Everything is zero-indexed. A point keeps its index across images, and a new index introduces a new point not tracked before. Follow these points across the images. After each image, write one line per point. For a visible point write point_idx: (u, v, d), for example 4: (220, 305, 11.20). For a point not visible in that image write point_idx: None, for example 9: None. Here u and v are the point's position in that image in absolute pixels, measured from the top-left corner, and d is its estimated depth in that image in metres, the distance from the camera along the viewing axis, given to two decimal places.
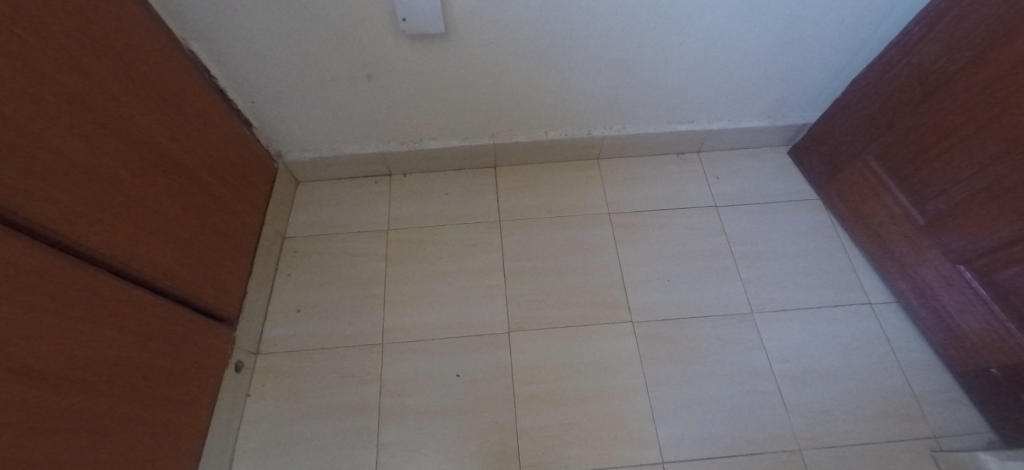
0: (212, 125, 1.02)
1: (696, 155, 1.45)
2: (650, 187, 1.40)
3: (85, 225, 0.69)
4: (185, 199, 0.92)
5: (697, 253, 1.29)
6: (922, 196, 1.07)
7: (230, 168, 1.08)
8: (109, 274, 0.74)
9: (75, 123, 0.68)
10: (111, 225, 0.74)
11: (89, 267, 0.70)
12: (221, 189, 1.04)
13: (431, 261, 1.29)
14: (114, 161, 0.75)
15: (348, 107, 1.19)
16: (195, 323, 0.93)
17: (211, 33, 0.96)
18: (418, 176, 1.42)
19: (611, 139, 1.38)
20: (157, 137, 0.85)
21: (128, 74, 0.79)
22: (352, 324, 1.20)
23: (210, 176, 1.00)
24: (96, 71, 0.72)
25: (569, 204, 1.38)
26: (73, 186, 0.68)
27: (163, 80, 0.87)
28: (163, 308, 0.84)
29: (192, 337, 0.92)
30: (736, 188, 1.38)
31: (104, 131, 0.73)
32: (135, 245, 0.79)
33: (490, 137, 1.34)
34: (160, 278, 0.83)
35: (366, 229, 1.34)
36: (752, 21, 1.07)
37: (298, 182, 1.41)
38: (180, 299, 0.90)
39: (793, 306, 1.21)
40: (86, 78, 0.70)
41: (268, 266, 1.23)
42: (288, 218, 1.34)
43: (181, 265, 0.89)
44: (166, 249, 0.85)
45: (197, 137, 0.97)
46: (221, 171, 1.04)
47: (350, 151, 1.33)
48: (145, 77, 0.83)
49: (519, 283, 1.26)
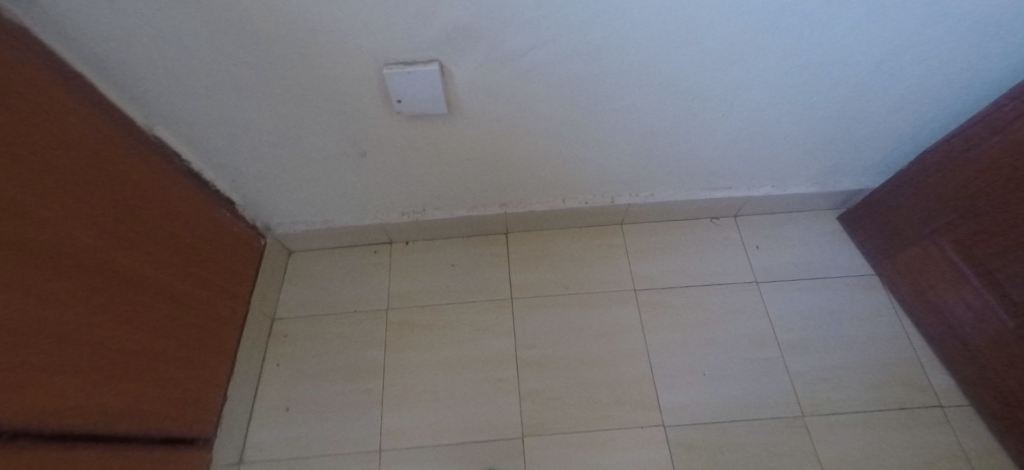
0: (186, 219, 0.89)
1: (732, 220, 1.30)
2: (681, 258, 1.25)
3: (28, 397, 0.57)
4: (150, 317, 0.79)
5: (736, 339, 1.14)
6: (1004, 296, 0.91)
7: (210, 262, 0.96)
8: (58, 443, 0.61)
9: (20, 276, 0.56)
10: (57, 384, 0.61)
11: (38, 444, 0.57)
12: (198, 290, 0.92)
13: (435, 348, 1.15)
14: (64, 304, 0.63)
15: (341, 182, 1.06)
16: (162, 460, 0.81)
17: (181, 119, 0.84)
18: (422, 245, 1.28)
19: (637, 207, 1.23)
20: (119, 256, 0.73)
21: (81, 193, 0.66)
22: (346, 426, 1.06)
23: (184, 280, 0.88)
24: (43, 203, 0.59)
25: (589, 278, 1.23)
26: (19, 353, 0.55)
27: (125, 186, 0.75)
28: (127, 458, 0.72)
29: None
30: (780, 261, 1.23)
31: (51, 274, 0.60)
32: (87, 396, 0.66)
33: (501, 206, 1.20)
34: (117, 424, 0.71)
35: (364, 309, 1.21)
36: (806, 89, 0.92)
37: (291, 252, 1.28)
38: (144, 437, 0.78)
39: (852, 408, 1.05)
40: (33, 216, 0.58)
41: (253, 356, 1.10)
42: (277, 296, 1.22)
43: (140, 399, 0.76)
44: (124, 386, 0.73)
45: (167, 239, 0.84)
46: (198, 269, 0.92)
47: (345, 222, 1.19)
48: (102, 190, 0.70)
49: (534, 376, 1.11)
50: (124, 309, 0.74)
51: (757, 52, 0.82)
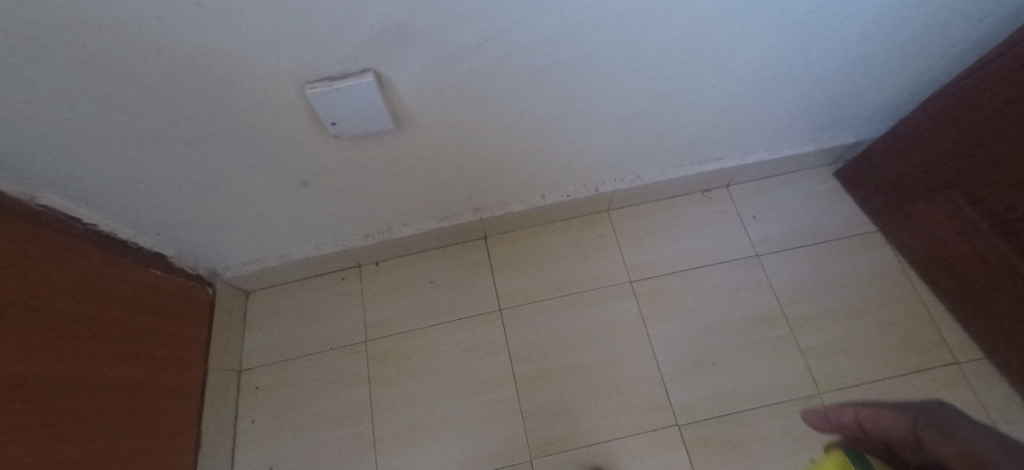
0: (104, 296, 0.75)
1: (725, 191, 1.22)
2: (676, 240, 1.16)
3: None
4: (84, 428, 0.66)
5: (743, 321, 1.07)
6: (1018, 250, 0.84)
7: (150, 334, 0.83)
8: None
9: None
10: None
11: None
12: (140, 371, 0.80)
13: (424, 376, 1.05)
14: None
15: (285, 214, 0.91)
16: None
17: (70, 180, 0.67)
18: (394, 263, 1.16)
19: (623, 191, 1.13)
20: (42, 371, 0.60)
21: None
22: None
23: (121, 366, 0.75)
24: None
25: (580, 276, 1.13)
26: None
27: (30, 282, 0.61)
28: None
29: None
30: (779, 229, 1.17)
31: None
32: None
33: (475, 212, 1.07)
34: None
35: (341, 344, 1.09)
36: (802, 45, 0.80)
37: (248, 292, 1.14)
38: None
39: (870, 378, 1.00)
40: None
41: (224, 419, 0.99)
42: (241, 345, 1.09)
43: None
44: None
45: (87, 328, 0.70)
46: (136, 348, 0.79)
47: (302, 254, 1.06)
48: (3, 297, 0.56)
49: (535, 392, 1.03)
50: (51, 434, 0.61)
51: (749, 12, 0.70)
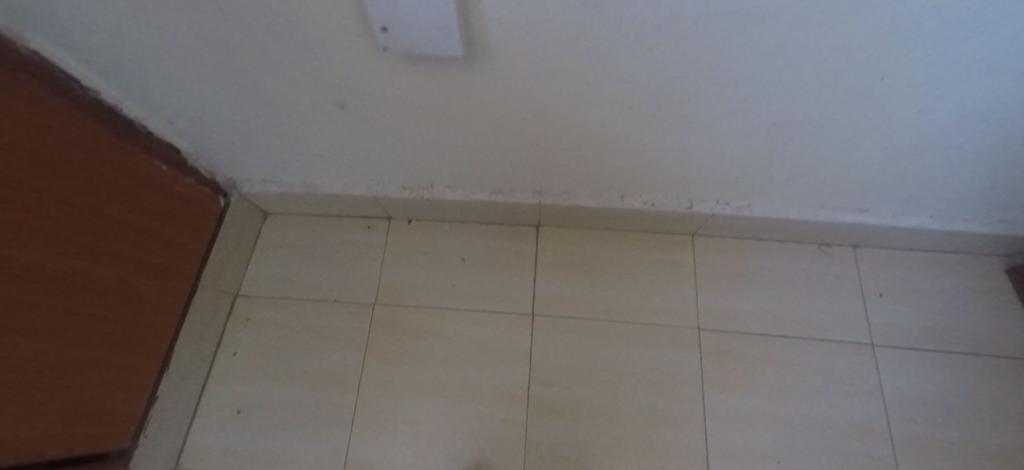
0: (105, 181, 0.65)
1: (851, 251, 0.94)
2: (770, 294, 0.92)
3: None
4: (24, 316, 0.55)
5: (830, 424, 0.83)
6: None
7: (156, 241, 0.76)
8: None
9: None
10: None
11: None
12: (138, 277, 0.73)
13: (427, 363, 0.91)
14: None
15: (315, 139, 0.77)
16: None
17: (72, 33, 0.56)
18: (427, 227, 1.01)
19: (721, 217, 0.89)
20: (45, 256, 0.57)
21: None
22: (305, 447, 0.86)
23: (119, 269, 0.69)
24: None
25: (637, 305, 0.93)
26: None
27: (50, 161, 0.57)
28: None
29: None
30: (911, 321, 0.88)
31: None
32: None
33: (534, 195, 0.89)
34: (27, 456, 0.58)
35: (347, 300, 0.96)
36: None
37: (267, 214, 1.04)
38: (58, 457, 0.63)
39: None
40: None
41: (204, 343, 0.90)
42: (244, 268, 0.99)
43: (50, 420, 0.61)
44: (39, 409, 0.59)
45: (54, 203, 0.58)
46: (142, 252, 0.73)
47: (329, 188, 0.92)
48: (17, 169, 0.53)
49: (545, 422, 0.86)
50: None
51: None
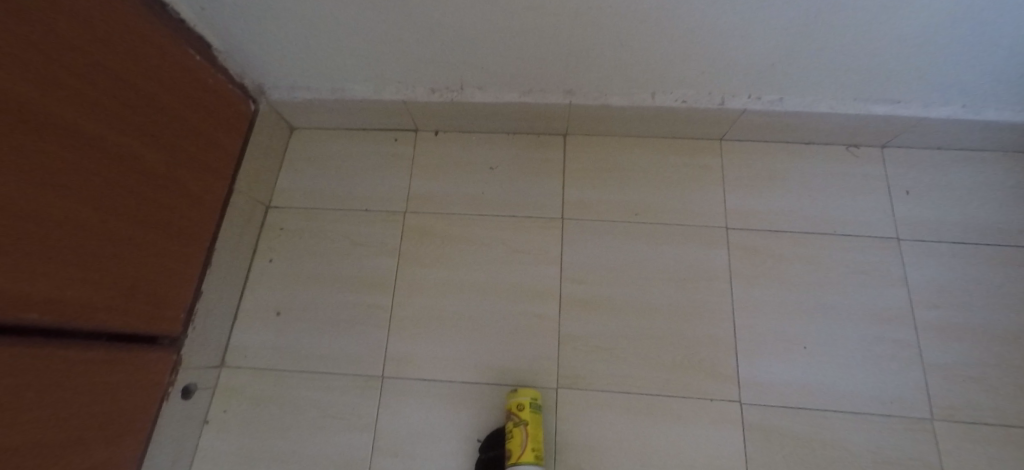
0: (149, 64, 0.66)
1: (878, 152, 0.95)
2: (797, 194, 0.93)
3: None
4: (80, 184, 0.57)
5: (855, 312, 0.84)
6: None
7: (197, 135, 0.76)
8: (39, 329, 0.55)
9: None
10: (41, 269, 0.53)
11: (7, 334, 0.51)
12: (183, 168, 0.74)
13: (460, 265, 0.93)
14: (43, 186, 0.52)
15: (347, 31, 0.77)
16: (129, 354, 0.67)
17: None
18: (455, 137, 1.02)
19: (752, 115, 0.89)
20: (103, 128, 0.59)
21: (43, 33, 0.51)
22: (346, 344, 0.90)
23: (166, 156, 0.71)
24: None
25: (665, 207, 0.94)
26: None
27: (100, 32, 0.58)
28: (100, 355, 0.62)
29: (128, 370, 0.67)
30: (938, 216, 0.89)
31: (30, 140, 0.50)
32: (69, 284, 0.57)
33: (565, 95, 0.90)
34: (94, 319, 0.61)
35: (378, 208, 0.98)
36: None
37: (294, 128, 1.04)
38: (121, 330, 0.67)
39: (1005, 419, 0.78)
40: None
41: (242, 248, 0.92)
42: (274, 180, 1.00)
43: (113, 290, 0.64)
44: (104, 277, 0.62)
45: (98, 74, 0.58)
46: (185, 144, 0.74)
47: (357, 94, 0.92)
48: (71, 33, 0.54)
49: (577, 317, 0.89)
50: (20, 162, 0.49)
51: None
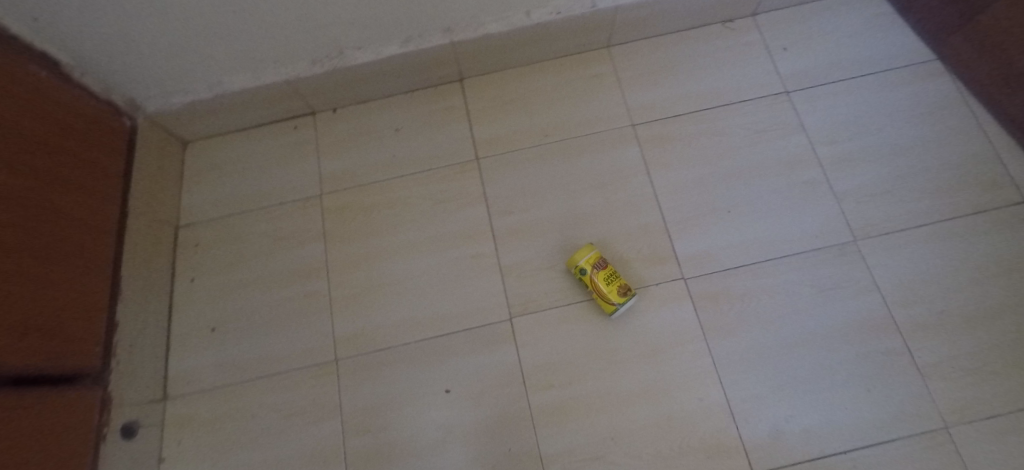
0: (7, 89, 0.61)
1: (751, 21, 1.00)
2: (688, 76, 0.97)
3: None
4: None
5: (765, 167, 0.90)
6: None
7: (71, 158, 0.72)
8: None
9: None
10: None
11: None
12: (66, 195, 0.70)
13: (389, 229, 0.92)
14: None
15: (197, 9, 0.72)
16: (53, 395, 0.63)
17: None
18: (353, 110, 0.99)
19: (626, 11, 0.91)
20: None
21: None
22: (290, 338, 0.86)
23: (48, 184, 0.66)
24: None
25: (571, 121, 0.96)
26: None
27: None
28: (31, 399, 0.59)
29: (55, 411, 0.63)
30: (815, 63, 0.95)
31: None
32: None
33: (444, 34, 0.89)
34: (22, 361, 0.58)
35: (293, 198, 0.94)
36: None
37: (186, 143, 0.98)
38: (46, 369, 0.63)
39: (914, 223, 0.84)
40: None
41: (155, 273, 0.86)
42: (178, 199, 0.94)
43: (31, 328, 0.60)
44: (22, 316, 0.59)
45: None
46: (63, 169, 0.70)
47: (237, 84, 0.89)
48: None
49: (514, 246, 0.90)
50: None
51: None
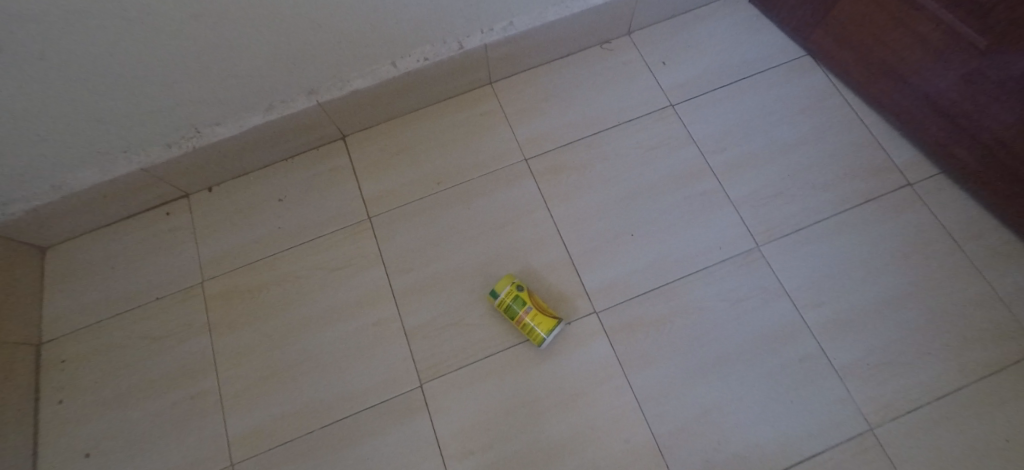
0: None
1: (628, 40, 1.00)
2: (574, 102, 0.95)
3: None
4: None
5: (661, 184, 0.88)
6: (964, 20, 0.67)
7: None
8: None
9: None
10: None
11: None
12: None
13: (280, 308, 0.85)
14: None
15: (7, 115, 0.65)
16: None
17: None
18: (232, 185, 0.93)
19: (497, 47, 0.89)
20: None
21: None
22: (179, 449, 0.77)
23: None
24: None
25: (462, 163, 0.92)
26: None
27: None
28: None
29: None
30: (694, 73, 0.96)
31: None
32: None
33: (310, 95, 0.85)
34: None
35: (171, 290, 0.86)
36: None
37: (45, 248, 0.89)
38: None
39: (810, 219, 0.84)
40: None
41: (12, 404, 0.76)
42: (38, 312, 0.85)
43: None
44: None
45: None
46: None
47: (87, 180, 0.81)
48: None
49: (417, 305, 0.84)
50: None
51: None
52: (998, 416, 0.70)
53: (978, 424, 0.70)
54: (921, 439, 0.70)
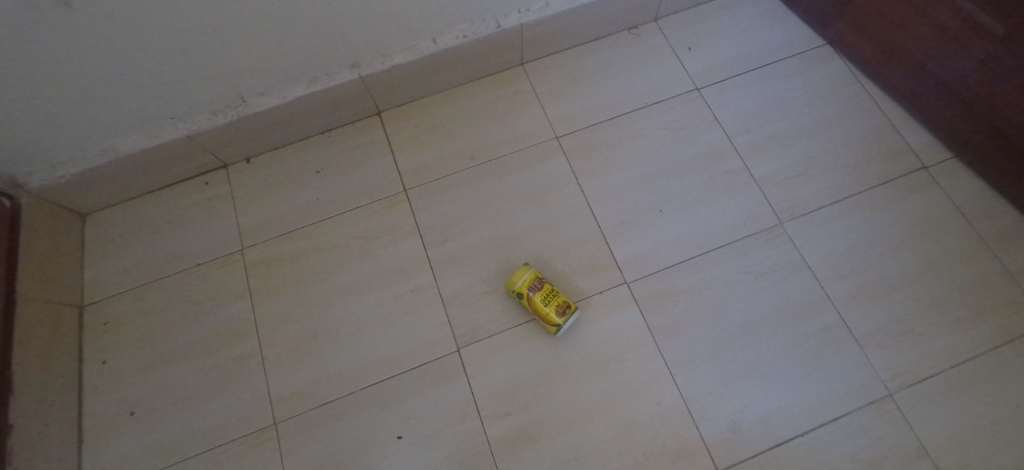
0: None
1: (655, 26, 1.04)
2: (603, 84, 0.99)
3: None
4: None
5: (687, 163, 0.92)
6: (984, 9, 0.71)
7: None
8: None
9: None
10: None
11: None
12: None
13: (319, 276, 0.87)
14: None
15: (70, 74, 0.67)
16: None
17: None
18: (269, 156, 0.95)
19: (532, 28, 0.92)
20: None
21: None
22: (222, 408, 0.79)
23: None
24: None
25: (495, 140, 0.95)
26: None
27: None
28: None
29: None
30: (719, 58, 1.00)
31: None
32: None
33: (352, 69, 0.87)
34: None
35: (211, 257, 0.88)
36: None
37: (86, 214, 0.91)
38: None
39: (830, 198, 0.88)
40: None
41: (58, 362, 0.78)
42: (80, 276, 0.86)
43: None
44: None
45: None
46: None
47: (132, 145, 0.83)
48: None
49: (453, 275, 0.87)
50: None
51: None
52: (1008, 383, 0.74)
53: (989, 390, 0.74)
54: (935, 403, 0.74)
